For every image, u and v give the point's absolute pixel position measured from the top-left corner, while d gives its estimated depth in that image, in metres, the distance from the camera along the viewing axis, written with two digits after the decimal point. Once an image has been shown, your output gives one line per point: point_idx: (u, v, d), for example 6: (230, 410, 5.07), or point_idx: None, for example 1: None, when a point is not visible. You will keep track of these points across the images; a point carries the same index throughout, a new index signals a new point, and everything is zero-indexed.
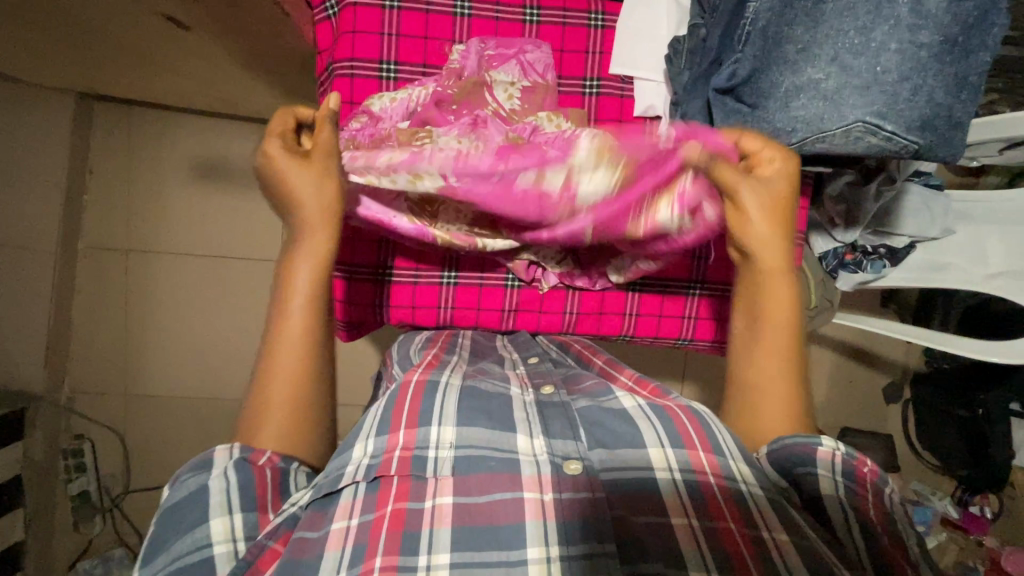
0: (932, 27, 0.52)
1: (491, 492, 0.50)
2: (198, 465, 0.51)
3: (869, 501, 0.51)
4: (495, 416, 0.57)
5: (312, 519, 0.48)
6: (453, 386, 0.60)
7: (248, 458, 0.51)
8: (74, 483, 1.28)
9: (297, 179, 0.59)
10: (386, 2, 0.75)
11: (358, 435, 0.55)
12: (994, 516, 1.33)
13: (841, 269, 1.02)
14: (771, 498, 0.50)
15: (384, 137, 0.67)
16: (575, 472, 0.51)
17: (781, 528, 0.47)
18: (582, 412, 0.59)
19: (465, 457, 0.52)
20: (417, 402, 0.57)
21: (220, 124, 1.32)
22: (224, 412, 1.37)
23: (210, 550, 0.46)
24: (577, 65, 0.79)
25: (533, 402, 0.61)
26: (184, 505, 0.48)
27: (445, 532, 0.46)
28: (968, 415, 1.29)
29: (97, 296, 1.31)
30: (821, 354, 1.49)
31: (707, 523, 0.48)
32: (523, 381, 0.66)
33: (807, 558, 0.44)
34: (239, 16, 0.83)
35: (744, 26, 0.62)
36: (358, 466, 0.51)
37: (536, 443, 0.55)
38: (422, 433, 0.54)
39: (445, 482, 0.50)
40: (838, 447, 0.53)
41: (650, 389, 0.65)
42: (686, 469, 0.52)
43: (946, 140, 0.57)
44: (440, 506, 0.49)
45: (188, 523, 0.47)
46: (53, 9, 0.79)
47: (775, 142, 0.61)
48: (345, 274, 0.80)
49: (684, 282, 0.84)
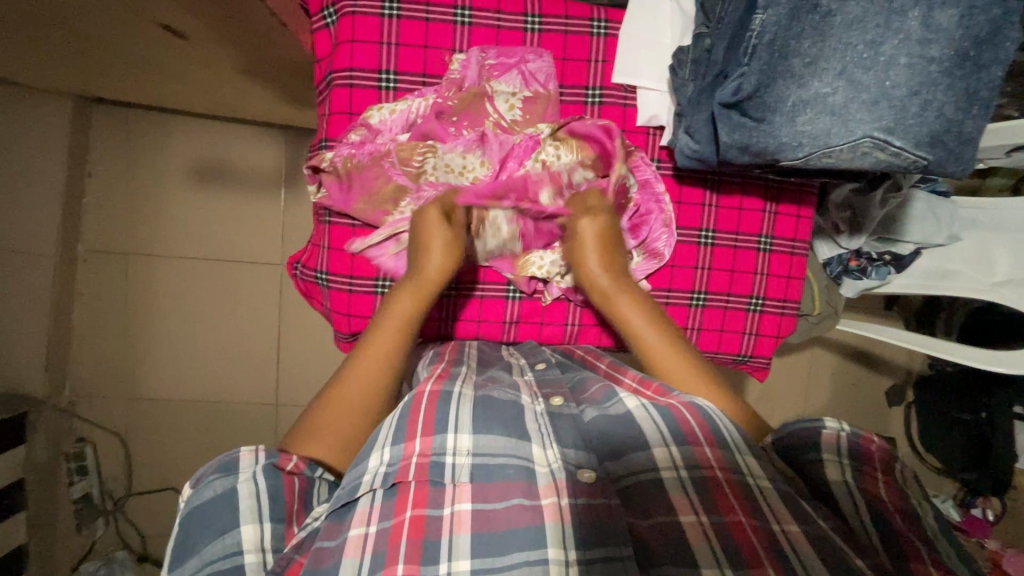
0: (943, 41, 0.51)
1: (509, 498, 0.49)
2: (225, 468, 0.50)
3: (878, 481, 0.53)
4: (509, 423, 0.55)
5: (330, 530, 0.47)
6: (467, 397, 0.57)
7: (275, 464, 0.50)
8: (76, 487, 1.26)
9: (437, 231, 0.70)
10: (385, 10, 0.74)
11: (373, 442, 0.52)
12: (997, 517, 1.33)
13: (845, 275, 0.99)
14: (781, 490, 0.49)
15: (384, 154, 0.74)
16: (589, 480, 0.49)
17: (791, 519, 0.47)
18: (591, 423, 0.57)
19: (481, 466, 0.51)
20: (432, 410, 0.54)
21: (219, 127, 1.31)
22: (227, 415, 1.37)
23: (240, 558, 0.45)
24: (580, 74, 0.79)
25: (545, 412, 0.58)
26: (212, 510, 0.47)
27: (464, 538, 0.46)
28: (970, 419, 1.28)
29: (100, 299, 1.31)
30: (823, 356, 1.49)
31: (717, 518, 0.47)
32: (532, 390, 0.63)
33: (823, 553, 0.43)
34: (238, 25, 0.82)
35: (750, 39, 0.58)
36: (376, 473, 0.49)
37: (550, 453, 0.53)
38: (439, 439, 0.52)
39: (463, 489, 0.49)
40: (842, 428, 0.56)
41: (653, 388, 0.62)
42: (691, 465, 0.51)
43: (956, 156, 0.56)
44: (458, 513, 0.48)
45: (219, 528, 0.46)
46: (51, 18, 0.78)
47: (781, 155, 0.60)
48: (345, 285, 0.77)
49: (688, 293, 0.83)
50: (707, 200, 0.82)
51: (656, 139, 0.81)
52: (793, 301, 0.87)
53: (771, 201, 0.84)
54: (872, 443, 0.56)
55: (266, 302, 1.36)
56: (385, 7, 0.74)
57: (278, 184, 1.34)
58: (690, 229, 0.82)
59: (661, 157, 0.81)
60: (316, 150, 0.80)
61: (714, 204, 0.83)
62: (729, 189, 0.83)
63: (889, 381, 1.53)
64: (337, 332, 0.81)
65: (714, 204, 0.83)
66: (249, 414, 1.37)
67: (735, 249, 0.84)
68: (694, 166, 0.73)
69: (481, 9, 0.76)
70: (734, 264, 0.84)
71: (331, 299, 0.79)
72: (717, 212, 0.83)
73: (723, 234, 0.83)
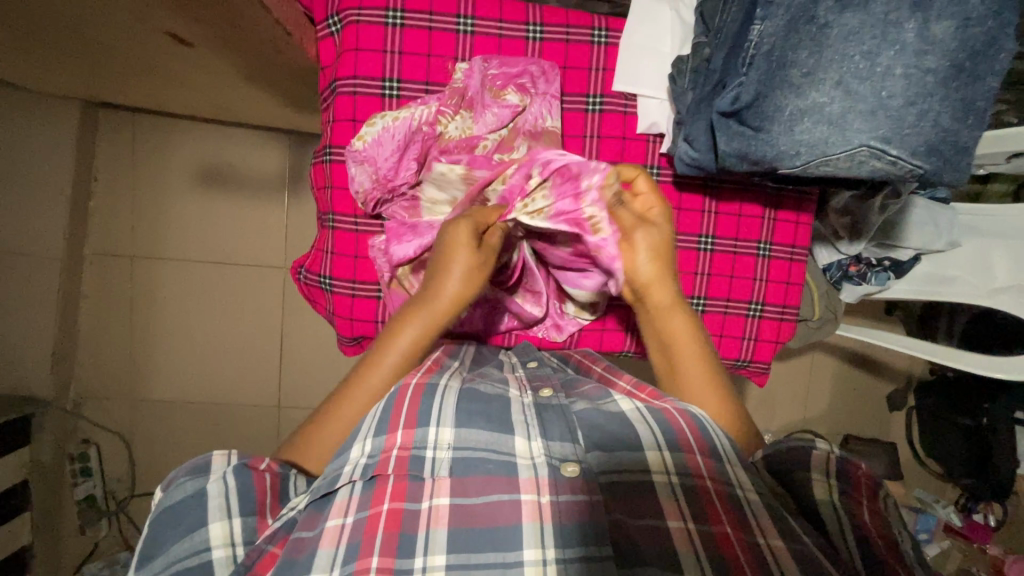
0: (938, 52, 0.52)
1: (488, 493, 0.49)
2: (195, 470, 0.51)
3: (863, 506, 0.51)
4: (493, 418, 0.56)
5: (309, 521, 0.48)
6: (452, 389, 0.58)
7: (247, 463, 0.51)
8: (80, 487, 1.28)
9: (459, 257, 0.66)
10: (388, 19, 0.75)
11: (357, 433, 0.53)
12: (998, 524, 1.32)
13: (844, 281, 1.01)
14: (767, 504, 0.51)
15: (389, 179, 0.75)
16: (572, 475, 0.50)
17: (776, 533, 0.47)
18: (581, 415, 0.57)
19: (462, 461, 0.51)
20: (415, 404, 0.54)
21: (224, 131, 1.32)
22: (229, 418, 1.37)
23: (208, 554, 0.46)
24: (581, 82, 0.80)
25: (532, 404, 0.59)
26: (184, 508, 0.48)
27: (442, 533, 0.47)
28: (971, 425, 1.28)
29: (105, 302, 1.32)
30: (825, 362, 1.49)
31: (704, 526, 0.47)
32: (522, 384, 0.64)
33: (801, 563, 0.44)
34: (244, 34, 0.83)
35: (748, 49, 0.60)
36: (356, 465, 0.50)
37: (534, 446, 0.53)
38: (421, 432, 0.53)
39: (442, 483, 0.50)
40: (832, 451, 0.57)
41: (648, 392, 0.63)
42: (683, 471, 0.52)
43: (953, 164, 0.57)
44: (436, 507, 0.48)
45: (187, 527, 0.47)
46: (57, 27, 0.80)
47: (779, 164, 0.61)
48: (347, 290, 0.79)
49: (687, 299, 0.84)
50: (706, 207, 0.83)
51: (657, 146, 0.81)
52: (793, 307, 0.88)
53: (771, 208, 0.85)
54: (860, 469, 0.55)
55: (268, 306, 1.37)
56: (388, 17, 0.75)
57: (282, 188, 1.35)
58: (689, 235, 0.83)
59: (661, 164, 0.82)
60: (320, 156, 0.81)
61: (714, 211, 0.83)
62: (727, 196, 0.83)
63: (891, 385, 1.53)
64: (339, 335, 0.83)
65: (713, 210, 0.83)
66: (252, 416, 1.38)
67: (734, 255, 0.85)
68: (694, 173, 0.73)
69: (482, 18, 0.77)
70: (734, 269, 0.85)
71: (335, 304, 0.81)
72: (717, 218, 0.84)
73: (723, 241, 0.84)
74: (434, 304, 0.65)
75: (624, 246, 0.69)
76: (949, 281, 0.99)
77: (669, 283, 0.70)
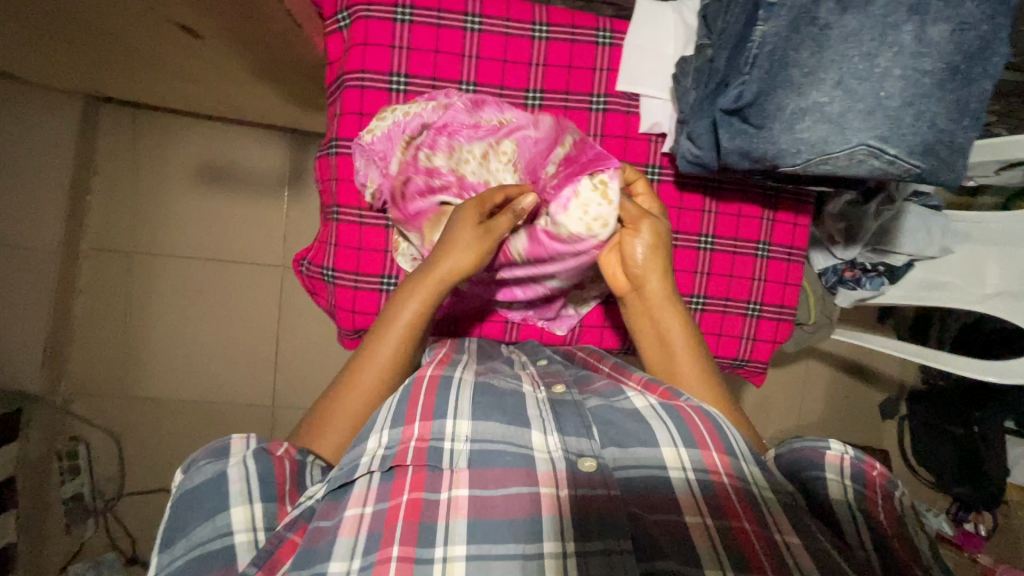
0: (934, 55, 0.54)
1: (506, 485, 0.49)
2: (215, 453, 0.51)
3: (877, 502, 0.53)
4: (508, 411, 0.56)
5: (328, 510, 0.48)
6: (466, 383, 0.58)
7: (265, 448, 0.51)
8: (68, 486, 1.25)
9: (465, 234, 0.63)
10: (397, 15, 0.76)
11: (372, 424, 0.53)
12: (990, 533, 1.33)
13: (839, 286, 1.02)
14: (785, 504, 0.50)
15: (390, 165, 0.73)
16: (590, 470, 0.50)
17: (792, 531, 0.47)
18: (595, 411, 0.58)
19: (480, 452, 0.51)
20: (432, 394, 0.55)
21: (225, 127, 1.33)
22: (223, 416, 1.36)
23: (231, 538, 0.46)
24: (585, 82, 0.81)
25: (546, 400, 0.59)
26: (200, 493, 0.48)
27: (462, 522, 0.46)
28: (963, 433, 1.29)
29: (101, 296, 1.31)
30: (818, 369, 1.51)
31: (723, 522, 0.48)
32: (535, 379, 0.65)
33: (817, 560, 0.45)
34: (252, 27, 0.84)
35: (750, 49, 0.61)
36: (374, 456, 0.50)
37: (550, 440, 0.53)
38: (438, 424, 0.52)
39: (461, 475, 0.50)
40: (846, 451, 0.56)
41: (660, 391, 0.63)
42: (699, 468, 0.52)
43: (949, 164, 0.59)
44: (455, 497, 0.48)
45: (208, 509, 0.47)
46: (65, 16, 0.80)
47: (780, 162, 0.62)
48: (350, 282, 0.80)
49: (687, 297, 0.85)
50: (707, 207, 0.84)
51: (658, 146, 0.83)
52: (790, 307, 0.89)
53: (770, 209, 0.86)
54: (875, 471, 0.55)
55: (266, 303, 1.36)
56: (397, 13, 0.76)
57: (282, 187, 1.35)
58: (690, 235, 0.84)
59: (663, 164, 0.83)
60: (325, 149, 0.81)
61: (714, 211, 0.85)
62: (728, 196, 0.85)
63: (883, 394, 1.54)
64: (342, 328, 0.82)
65: (714, 210, 0.85)
66: (246, 414, 1.37)
67: (733, 256, 0.86)
68: (696, 171, 0.75)
69: (489, 17, 0.78)
70: (732, 269, 0.86)
71: (337, 296, 0.80)
72: (717, 218, 0.85)
73: (722, 241, 0.85)
74: (432, 284, 0.63)
75: (629, 234, 0.68)
76: (942, 286, 1.01)
77: (668, 275, 0.69)
